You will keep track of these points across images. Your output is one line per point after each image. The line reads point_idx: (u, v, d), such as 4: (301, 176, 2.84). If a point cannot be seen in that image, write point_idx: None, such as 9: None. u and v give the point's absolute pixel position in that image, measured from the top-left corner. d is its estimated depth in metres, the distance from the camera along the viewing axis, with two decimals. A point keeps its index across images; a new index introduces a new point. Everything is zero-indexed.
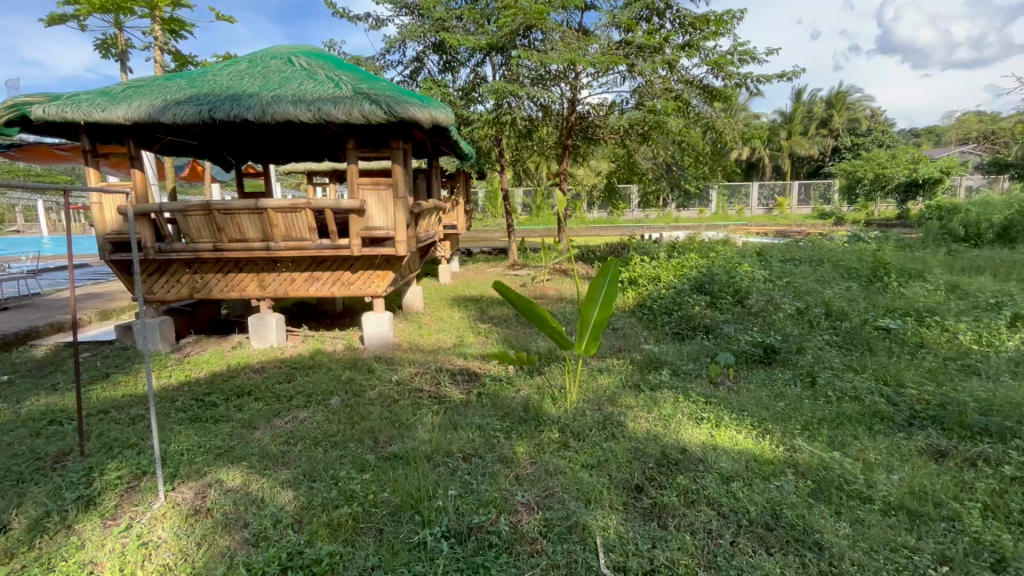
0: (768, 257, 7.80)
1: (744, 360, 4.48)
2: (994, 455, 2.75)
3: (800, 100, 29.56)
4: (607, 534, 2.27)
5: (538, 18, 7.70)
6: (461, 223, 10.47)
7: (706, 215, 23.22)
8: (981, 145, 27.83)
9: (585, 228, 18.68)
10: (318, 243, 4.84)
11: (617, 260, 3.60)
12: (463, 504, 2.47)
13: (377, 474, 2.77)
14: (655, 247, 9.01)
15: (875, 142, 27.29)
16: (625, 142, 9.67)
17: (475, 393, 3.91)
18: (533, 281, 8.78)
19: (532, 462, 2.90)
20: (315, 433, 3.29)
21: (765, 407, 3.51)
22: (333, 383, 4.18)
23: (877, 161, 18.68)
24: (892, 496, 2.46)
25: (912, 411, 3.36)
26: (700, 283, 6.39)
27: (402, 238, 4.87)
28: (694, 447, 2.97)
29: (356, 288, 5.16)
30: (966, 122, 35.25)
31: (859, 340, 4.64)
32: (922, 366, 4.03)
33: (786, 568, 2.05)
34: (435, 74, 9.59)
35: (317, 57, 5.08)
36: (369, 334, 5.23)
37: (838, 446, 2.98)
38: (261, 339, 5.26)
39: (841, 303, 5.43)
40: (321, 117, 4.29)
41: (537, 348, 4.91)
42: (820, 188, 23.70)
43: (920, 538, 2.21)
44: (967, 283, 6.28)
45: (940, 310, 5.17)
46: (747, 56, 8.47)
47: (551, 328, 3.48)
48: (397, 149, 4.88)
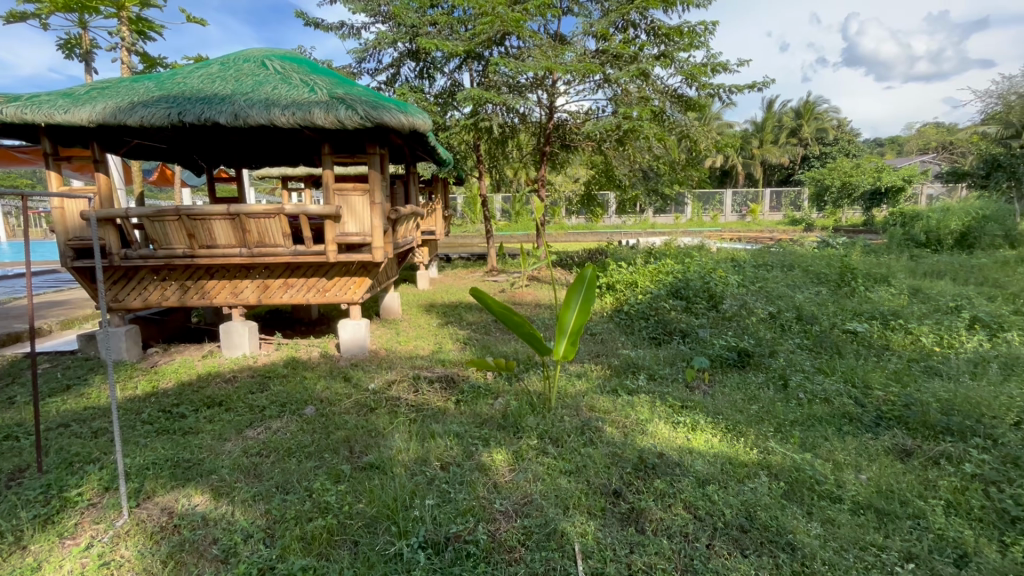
0: (741, 263, 7.99)
1: (719, 364, 4.56)
2: (956, 454, 2.86)
3: (770, 110, 30.41)
4: (586, 540, 2.27)
5: (514, 26, 7.74)
6: (440, 229, 10.41)
7: (682, 221, 23.67)
8: (941, 154, 29.03)
9: (565, 234, 18.83)
10: (292, 250, 4.75)
11: (594, 267, 3.61)
12: (440, 514, 2.44)
13: (353, 485, 2.72)
14: (632, 253, 9.10)
15: (842, 151, 28.24)
16: (602, 150, 9.78)
17: (453, 400, 3.88)
18: (512, 287, 8.79)
19: (511, 469, 2.89)
20: (288, 444, 3.21)
21: (740, 411, 3.57)
22: (308, 392, 4.09)
23: (842, 169, 19.32)
24: (861, 495, 2.52)
25: (879, 412, 3.46)
26: (676, 288, 6.49)
27: (379, 244, 4.82)
28: (671, 451, 3.01)
29: (331, 295, 5.07)
30: (926, 134, 36.73)
31: (828, 343, 4.77)
32: (888, 368, 4.17)
33: (760, 570, 2.09)
34: (412, 81, 9.57)
35: (292, 61, 5.00)
36: (346, 341, 5.14)
37: (810, 447, 3.05)
38: (233, 347, 5.12)
39: (811, 307, 5.59)
40: (295, 122, 4.23)
41: (515, 354, 4.91)
42: (791, 196, 24.40)
43: (888, 536, 2.27)
44: (928, 287, 6.54)
45: (905, 313, 5.36)
46: (719, 66, 8.67)
47: (528, 334, 3.47)
48: (373, 155, 4.84)
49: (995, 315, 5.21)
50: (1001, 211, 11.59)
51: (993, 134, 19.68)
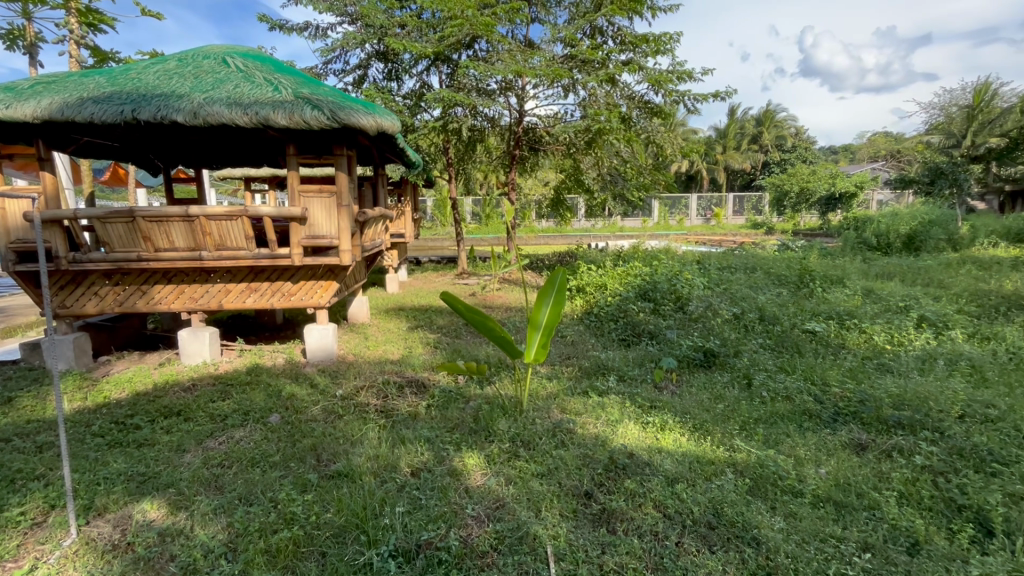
0: (706, 265, 8.23)
1: (686, 364, 4.66)
2: (907, 447, 3.00)
3: (732, 118, 31.41)
4: (557, 542, 2.28)
5: (483, 29, 7.74)
6: (410, 231, 10.30)
7: (649, 224, 24.15)
8: (891, 163, 30.60)
9: (535, 237, 18.93)
10: (255, 253, 4.60)
11: (564, 271, 3.63)
12: (411, 521, 2.40)
13: (320, 494, 2.65)
14: (601, 256, 9.23)
15: (799, 158, 29.39)
16: (571, 154, 9.88)
17: (424, 405, 3.83)
18: (483, 290, 8.77)
19: (483, 474, 2.87)
20: (251, 454, 3.10)
21: (706, 409, 3.66)
22: (272, 400, 3.96)
23: (801, 175, 20.14)
24: (821, 489, 2.62)
25: (836, 408, 3.60)
26: (644, 290, 6.61)
27: (347, 247, 4.72)
28: (640, 451, 3.05)
29: (297, 299, 4.93)
30: (875, 143, 38.66)
31: (788, 343, 4.95)
32: (844, 366, 4.35)
33: (727, 565, 2.13)
34: (380, 82, 9.45)
35: (255, 59, 4.85)
36: (312, 346, 5.00)
37: (773, 444, 3.15)
38: (192, 354, 4.92)
39: (773, 308, 5.79)
40: (258, 121, 4.12)
41: (486, 357, 4.89)
42: (753, 201, 25.26)
43: (847, 527, 2.37)
44: (880, 288, 6.87)
45: (859, 313, 5.62)
46: (684, 74, 8.89)
47: (500, 337, 3.46)
48: (340, 156, 4.74)
49: (940, 314, 5.50)
50: (944, 216, 12.28)
51: (936, 144, 20.89)
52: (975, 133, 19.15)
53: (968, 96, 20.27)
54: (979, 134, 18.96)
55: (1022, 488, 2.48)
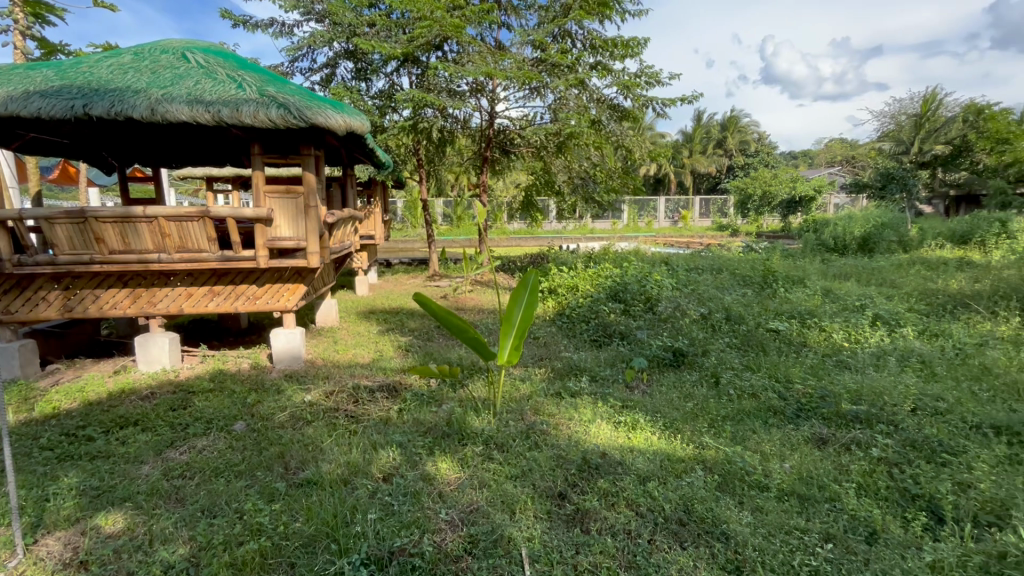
0: (675, 266, 8.41)
1: (657, 364, 4.75)
2: (864, 440, 3.13)
3: (698, 122, 32.22)
4: (532, 544, 2.28)
5: (453, 31, 7.70)
6: (379, 232, 10.14)
7: (620, 226, 24.52)
8: (846, 168, 32.00)
9: (507, 239, 18.95)
10: (217, 255, 4.44)
11: (537, 273, 3.64)
12: (384, 528, 2.36)
13: (288, 504, 2.57)
14: (573, 258, 9.29)
15: (762, 163, 30.40)
16: (542, 156, 9.93)
17: (396, 409, 3.77)
18: (455, 292, 8.72)
19: (456, 477, 2.84)
20: (215, 463, 2.99)
21: (676, 408, 3.73)
22: (237, 407, 3.83)
23: (763, 179, 20.80)
24: (785, 483, 2.70)
25: (798, 404, 3.73)
26: (615, 291, 6.70)
27: (315, 249, 4.61)
28: (613, 450, 3.09)
29: (263, 302, 4.79)
30: (832, 149, 40.38)
31: (754, 341, 5.10)
32: (806, 363, 4.51)
33: (697, 560, 2.18)
34: (348, 81, 9.27)
35: (217, 54, 4.69)
36: (279, 350, 4.87)
37: (740, 440, 3.24)
38: (151, 361, 4.72)
39: (738, 308, 5.96)
40: (221, 120, 3.98)
41: (459, 360, 4.86)
42: (718, 204, 25.98)
43: (809, 519, 2.45)
44: (838, 288, 7.17)
45: (818, 312, 5.84)
46: (652, 79, 9.07)
47: (472, 339, 3.44)
48: (308, 156, 4.62)
49: (892, 313, 5.78)
50: (895, 219, 12.91)
51: (887, 150, 21.98)
52: (922, 140, 20.25)
53: (916, 106, 21.41)
54: (926, 142, 20.03)
55: (969, 476, 2.62)
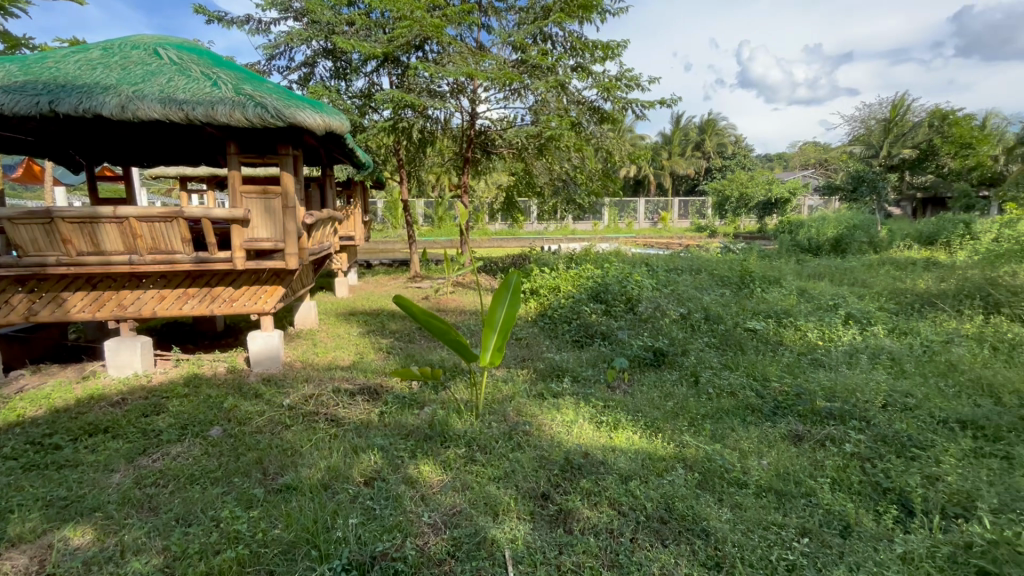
0: (655, 267, 8.51)
1: (637, 363, 4.80)
2: (838, 436, 3.21)
3: (677, 125, 32.68)
4: (516, 546, 2.27)
5: (434, 31, 7.67)
6: (359, 233, 10.03)
7: (600, 227, 24.70)
8: (819, 171, 32.85)
9: (488, 240, 18.91)
10: (192, 257, 4.33)
11: (519, 274, 3.65)
12: (365, 532, 2.33)
13: (267, 510, 2.52)
14: (554, 259, 9.31)
15: (739, 165, 30.99)
16: (523, 158, 9.95)
17: (377, 412, 3.73)
18: (436, 293, 8.67)
19: (439, 480, 2.83)
20: (190, 470, 2.92)
21: (657, 407, 3.78)
22: (213, 412, 3.74)
23: (740, 181, 21.19)
24: (763, 479, 2.76)
25: (775, 401, 3.80)
26: (596, 292, 6.75)
27: (293, 250, 4.54)
28: (595, 450, 3.11)
29: (240, 305, 4.70)
30: (806, 153, 41.42)
31: (732, 341, 5.18)
32: (782, 362, 4.61)
33: (679, 558, 2.21)
34: (327, 80, 9.15)
35: (190, 51, 4.58)
36: (256, 353, 4.77)
37: (719, 438, 3.29)
38: (122, 366, 4.58)
39: (717, 308, 6.06)
40: (195, 118, 3.89)
41: (441, 361, 4.83)
42: (696, 205, 26.41)
43: (786, 514, 2.50)
44: (812, 288, 7.34)
45: (794, 312, 5.98)
46: (632, 82, 9.17)
47: (454, 341, 3.42)
48: (286, 155, 4.54)
49: (864, 312, 5.95)
50: (866, 221, 13.30)
51: (858, 154, 22.63)
52: (890, 144, 20.89)
53: (884, 111, 22.08)
54: (894, 146, 20.68)
55: (937, 470, 2.71)
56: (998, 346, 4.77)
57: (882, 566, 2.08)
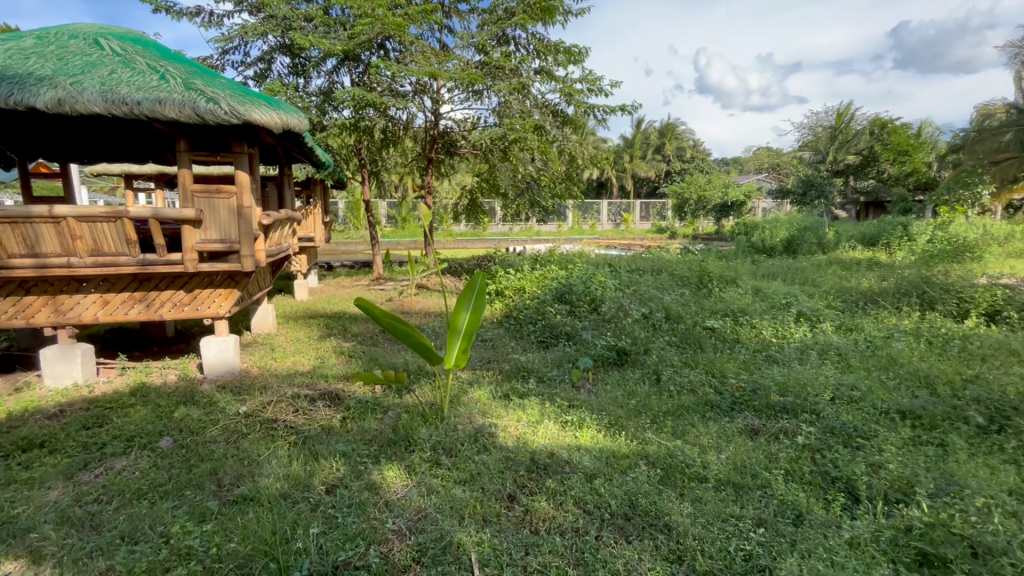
0: (618, 268, 8.67)
1: (602, 363, 4.87)
2: (790, 429, 3.36)
3: (638, 129, 33.41)
4: (482, 549, 2.26)
5: (395, 29, 7.56)
6: (320, 234, 9.76)
7: (564, 229, 24.96)
8: (772, 175, 34.30)
9: (452, 242, 18.80)
10: (138, 259, 4.11)
11: (484, 275, 3.64)
12: (327, 542, 2.27)
13: (222, 523, 2.42)
14: (520, 260, 9.33)
15: (697, 168, 32.00)
16: (488, 159, 9.94)
17: (339, 418, 3.64)
18: (400, 296, 8.54)
19: (404, 485, 2.78)
20: (138, 484, 2.76)
21: (621, 406, 3.84)
22: (162, 423, 3.55)
23: (698, 184, 21.86)
24: (722, 473, 2.85)
25: (733, 397, 3.93)
26: (561, 293, 6.82)
27: (249, 252, 4.37)
28: (561, 449, 3.14)
29: (191, 309, 4.49)
30: (760, 157, 43.20)
31: (691, 340, 5.33)
32: (739, 359, 4.77)
33: (642, 553, 2.25)
34: (285, 77, 8.87)
35: (135, 43, 4.34)
36: (210, 361, 4.58)
37: (680, 434, 3.38)
38: (60, 375, 4.29)
39: (677, 307, 6.23)
40: (140, 113, 3.69)
41: (405, 365, 4.75)
42: (657, 207, 27.10)
43: (744, 506, 2.59)
44: (766, 287, 7.66)
45: (749, 310, 6.21)
46: (594, 86, 9.31)
47: (419, 344, 3.37)
48: (240, 154, 4.37)
49: (814, 309, 6.24)
50: (815, 223, 13.97)
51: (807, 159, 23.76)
52: (836, 150, 21.97)
53: (830, 119, 23.27)
54: (840, 152, 21.78)
55: (880, 458, 2.87)
56: (933, 340, 5.11)
57: (832, 551, 2.18)
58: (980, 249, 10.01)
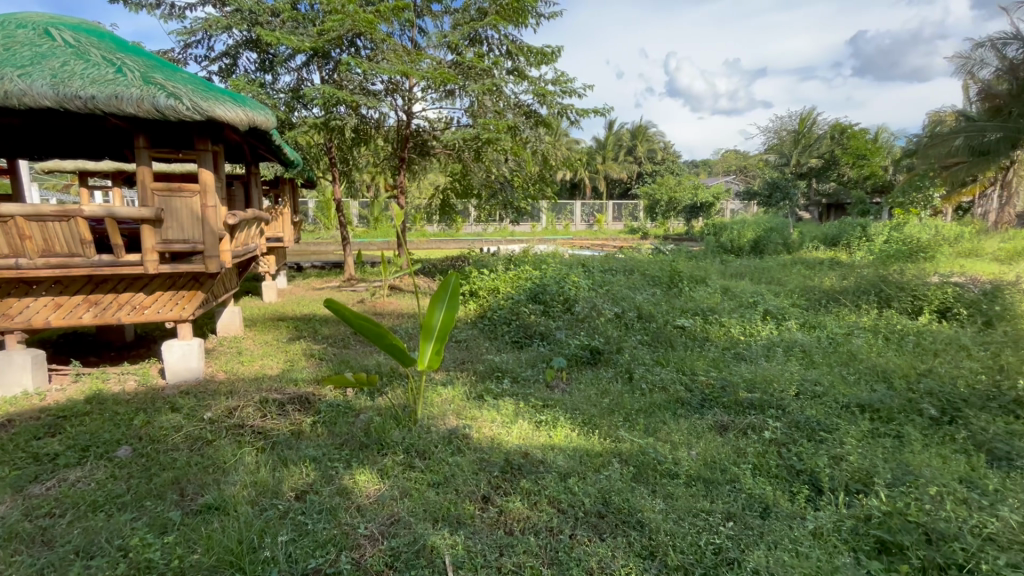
0: (591, 268, 8.76)
1: (575, 362, 4.91)
2: (757, 425, 3.45)
3: (610, 131, 33.81)
4: (456, 551, 2.24)
5: (366, 26, 7.45)
6: (288, 234, 9.53)
7: (538, 229, 25.07)
8: (740, 177, 35.23)
9: (425, 242, 18.64)
10: (94, 260, 3.92)
11: (457, 275, 3.61)
12: (296, 550, 2.22)
13: (184, 534, 2.33)
14: (494, 261, 9.32)
15: (667, 170, 32.62)
16: (461, 159, 9.90)
17: (309, 422, 3.55)
18: (372, 297, 8.42)
19: (376, 489, 2.73)
20: (94, 496, 2.64)
21: (594, 404, 3.87)
22: (120, 431, 3.40)
23: (668, 185, 22.27)
24: (692, 469, 2.90)
25: (703, 394, 4.02)
26: (535, 293, 6.84)
27: (214, 253, 4.22)
28: (534, 449, 3.14)
29: (152, 312, 4.32)
30: (728, 159, 44.33)
31: (662, 338, 5.43)
32: (708, 357, 4.88)
33: (616, 550, 2.27)
34: (251, 73, 8.62)
35: (89, 34, 4.15)
36: (172, 366, 4.42)
37: (652, 432, 3.43)
38: (9, 383, 4.07)
39: (649, 306, 6.32)
40: (95, 107, 3.53)
41: (377, 366, 4.69)
42: (629, 208, 27.52)
43: (713, 500, 2.65)
44: (734, 286, 7.86)
45: (718, 309, 6.36)
46: (567, 87, 9.36)
47: (391, 346, 3.32)
48: (204, 151, 4.23)
49: (779, 308, 6.44)
50: (780, 224, 14.42)
51: (772, 161, 24.52)
52: (799, 154, 22.76)
53: (794, 123, 24.07)
54: (803, 155, 22.55)
55: (841, 450, 2.97)
56: (890, 336, 5.33)
57: (796, 542, 2.25)
58: (932, 250, 10.52)
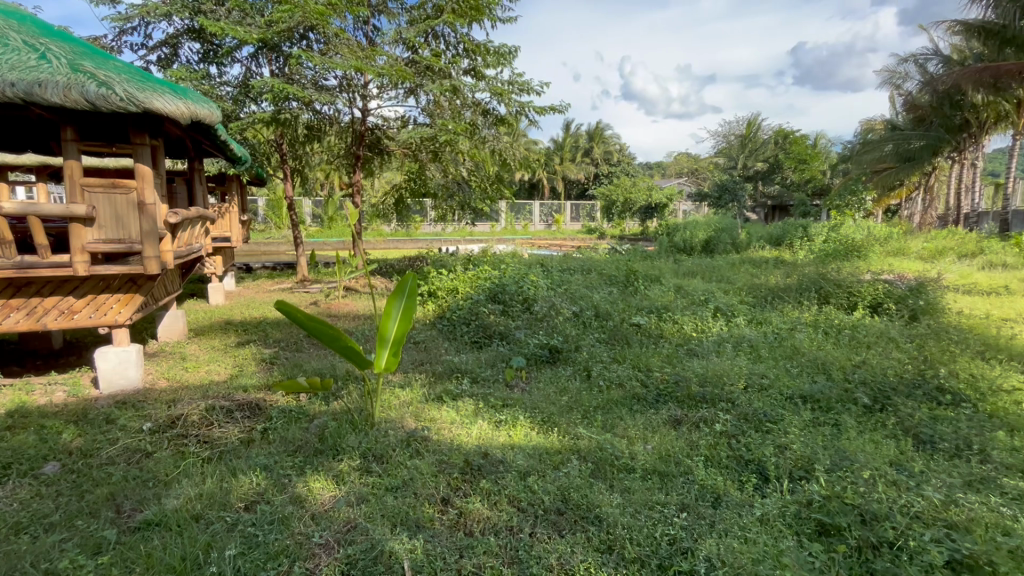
0: (550, 267, 8.85)
1: (534, 361, 4.94)
2: (709, 418, 3.58)
3: (567, 132, 34.24)
4: (415, 555, 2.20)
5: (318, 19, 7.21)
6: (236, 234, 9.11)
7: (497, 229, 25.07)
8: (691, 180, 36.49)
9: (383, 242, 18.30)
10: (15, 262, 3.62)
11: (414, 276, 3.55)
12: (245, 563, 2.13)
13: (121, 553, 2.18)
14: (452, 260, 9.25)
15: (623, 172, 33.37)
16: (418, 157, 9.76)
17: (259, 429, 3.41)
18: (327, 299, 8.17)
19: (331, 496, 2.65)
20: (17, 517, 2.43)
21: (553, 403, 3.91)
22: (47, 445, 3.15)
23: (624, 186, 22.80)
24: (648, 462, 2.98)
25: (658, 390, 4.13)
26: (494, 293, 6.83)
27: (153, 254, 3.96)
28: (494, 449, 3.14)
29: (83, 317, 4.02)
30: (680, 162, 45.78)
31: (618, 336, 5.55)
32: (662, 353, 5.03)
33: (575, 546, 2.29)
34: (194, 64, 8.19)
35: (8, 16, 3.83)
36: (107, 375, 4.14)
37: (609, 428, 3.50)
38: None
39: (606, 305, 6.44)
40: (15, 95, 3.25)
41: (332, 370, 4.56)
42: (587, 208, 27.98)
43: (668, 492, 2.73)
44: (687, 284, 8.13)
45: (671, 307, 6.56)
46: (524, 87, 9.40)
47: (346, 348, 3.23)
48: (141, 145, 3.97)
49: (728, 305, 6.71)
50: (729, 224, 15.03)
51: (721, 164, 25.55)
52: (746, 157, 23.83)
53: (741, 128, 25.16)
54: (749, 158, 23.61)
55: (785, 440, 3.13)
56: (829, 331, 5.65)
57: (745, 529, 2.35)
58: (866, 249, 11.23)
